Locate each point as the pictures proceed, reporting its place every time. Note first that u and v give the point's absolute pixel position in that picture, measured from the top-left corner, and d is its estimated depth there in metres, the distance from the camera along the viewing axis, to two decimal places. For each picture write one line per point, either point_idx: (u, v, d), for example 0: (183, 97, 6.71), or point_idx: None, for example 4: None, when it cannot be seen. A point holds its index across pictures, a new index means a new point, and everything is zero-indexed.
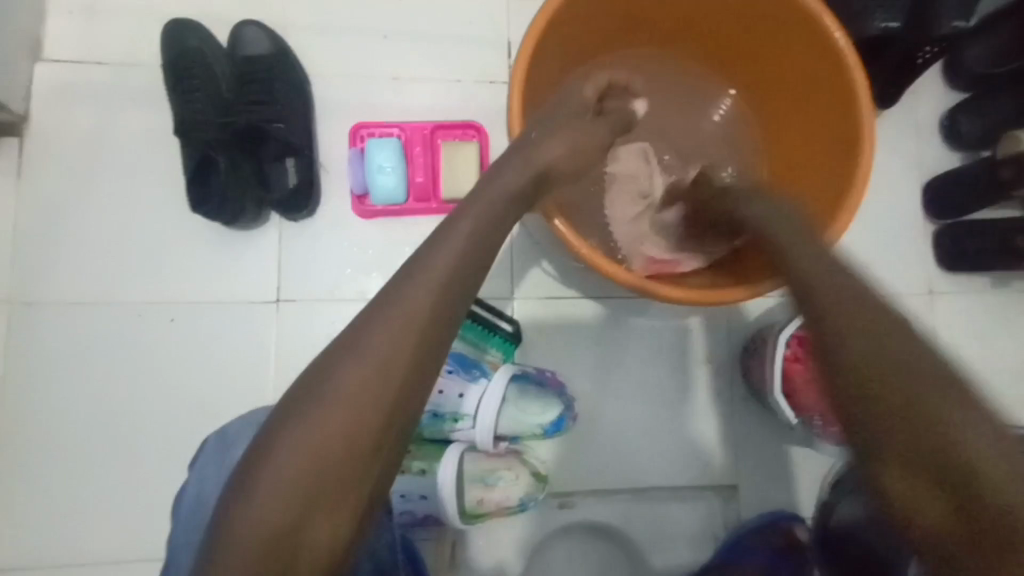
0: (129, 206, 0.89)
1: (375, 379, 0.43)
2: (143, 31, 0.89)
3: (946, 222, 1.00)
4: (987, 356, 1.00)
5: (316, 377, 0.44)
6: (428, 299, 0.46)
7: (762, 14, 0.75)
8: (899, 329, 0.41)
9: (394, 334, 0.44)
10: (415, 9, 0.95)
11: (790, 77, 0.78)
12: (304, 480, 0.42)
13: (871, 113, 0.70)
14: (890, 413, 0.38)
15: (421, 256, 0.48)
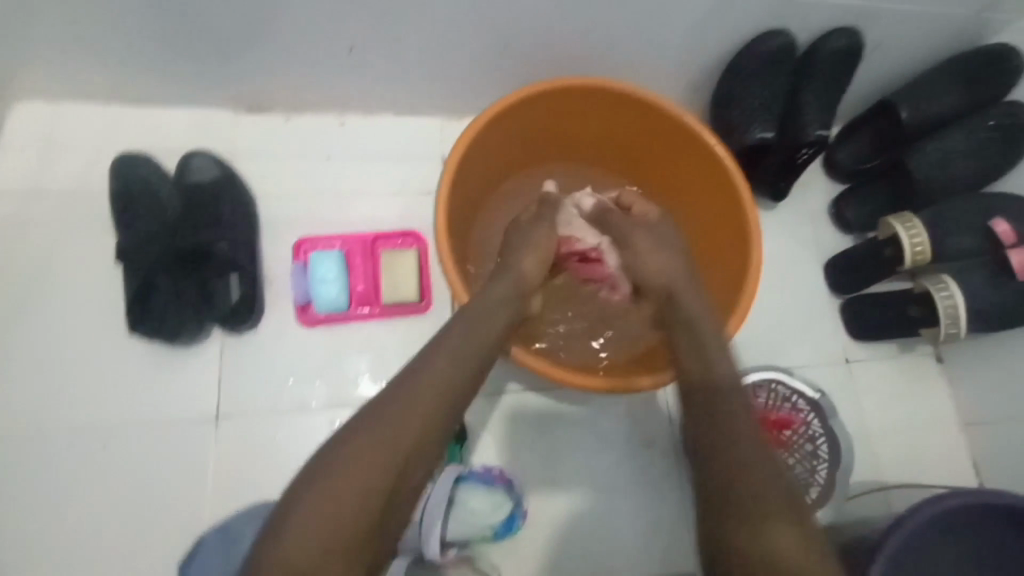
0: (67, 330, 0.89)
1: (379, 471, 0.52)
2: (94, 164, 0.95)
3: (849, 296, 1.10)
4: (908, 418, 1.07)
5: (329, 464, 0.53)
6: (437, 392, 0.58)
7: (655, 131, 0.86)
8: (758, 451, 0.56)
9: (413, 412, 0.56)
10: (357, 134, 1.05)
11: (687, 182, 0.88)
12: (308, 556, 0.49)
13: (755, 212, 0.80)
14: (737, 507, 0.52)
15: (434, 357, 0.61)
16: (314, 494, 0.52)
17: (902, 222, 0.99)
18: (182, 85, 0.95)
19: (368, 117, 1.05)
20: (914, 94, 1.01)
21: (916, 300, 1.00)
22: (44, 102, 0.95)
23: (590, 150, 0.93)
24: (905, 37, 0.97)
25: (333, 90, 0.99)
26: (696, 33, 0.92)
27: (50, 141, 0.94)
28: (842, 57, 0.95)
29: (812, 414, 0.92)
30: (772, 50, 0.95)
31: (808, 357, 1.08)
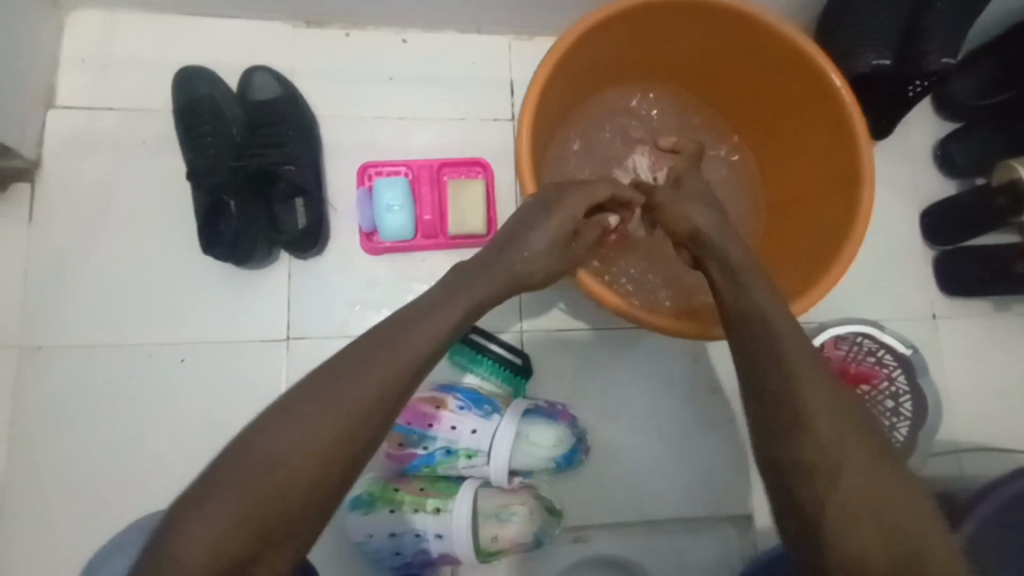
0: (139, 248, 0.89)
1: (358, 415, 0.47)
2: (154, 78, 0.92)
3: (945, 248, 1.01)
4: (995, 378, 1.01)
5: (291, 409, 0.47)
6: (415, 353, 0.51)
7: (758, 53, 0.77)
8: (824, 390, 0.49)
9: (385, 375, 0.49)
10: (419, 53, 0.98)
11: (786, 111, 0.80)
12: (261, 511, 0.44)
13: (870, 145, 0.72)
14: (827, 459, 0.46)
15: (411, 311, 0.53)
16: (285, 432, 0.46)
17: None
18: None
19: (431, 34, 0.98)
20: None
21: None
22: (102, 12, 0.91)
23: (681, 75, 0.84)
24: None
25: (395, 0, 0.91)
26: None
27: (109, 53, 0.91)
28: None
29: (899, 371, 0.88)
30: None
31: (893, 310, 1.01)
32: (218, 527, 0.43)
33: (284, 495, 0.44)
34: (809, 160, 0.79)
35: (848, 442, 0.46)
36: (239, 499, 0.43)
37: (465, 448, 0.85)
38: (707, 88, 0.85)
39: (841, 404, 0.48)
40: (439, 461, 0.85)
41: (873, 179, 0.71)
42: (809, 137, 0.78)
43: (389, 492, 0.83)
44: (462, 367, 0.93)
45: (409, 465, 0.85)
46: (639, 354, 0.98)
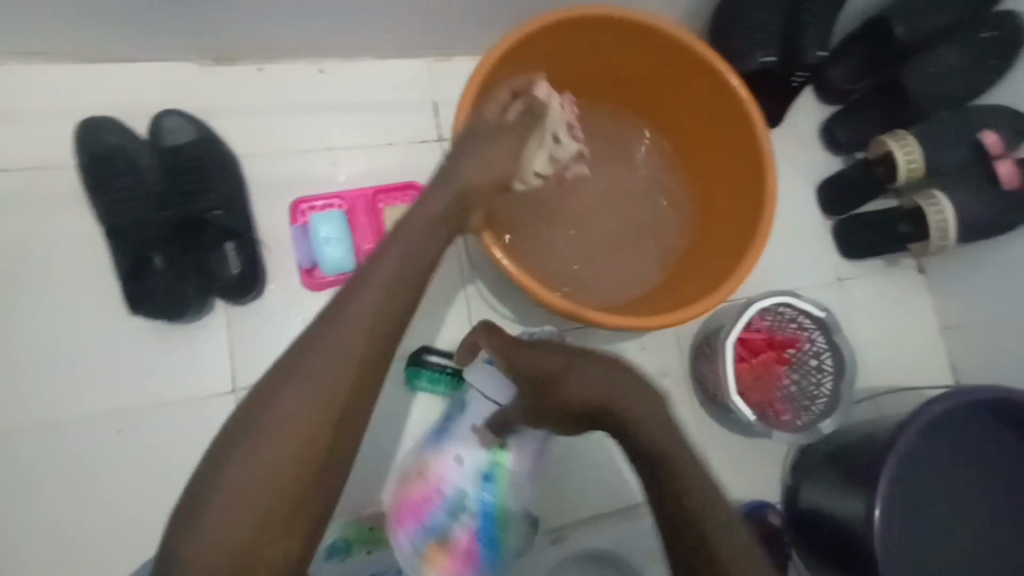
0: (55, 315, 0.83)
1: (324, 402, 0.52)
2: (51, 131, 0.85)
3: (840, 218, 1.14)
4: (894, 327, 1.14)
5: (263, 410, 0.51)
6: (364, 326, 0.54)
7: (661, 58, 0.83)
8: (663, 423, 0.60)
9: (339, 354, 0.53)
10: (338, 83, 0.97)
11: (695, 107, 0.86)
12: (250, 500, 0.49)
13: (768, 135, 0.79)
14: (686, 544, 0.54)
15: (358, 282, 0.56)
16: (262, 423, 0.51)
17: (896, 140, 1.02)
18: (139, 36, 0.84)
19: (347, 63, 0.98)
20: (906, 10, 1.01)
21: (906, 217, 1.05)
22: None
23: (599, 84, 0.89)
24: None
25: (309, 34, 0.91)
26: None
27: None
28: None
29: (817, 332, 0.97)
30: None
31: (805, 278, 1.12)
32: (219, 523, 0.49)
33: (268, 494, 0.50)
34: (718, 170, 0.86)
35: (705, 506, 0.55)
36: (229, 498, 0.49)
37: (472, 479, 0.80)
38: (623, 96, 0.91)
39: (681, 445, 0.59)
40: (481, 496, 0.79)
41: (775, 168, 0.79)
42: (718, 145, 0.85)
43: (364, 532, 0.86)
44: (422, 388, 0.93)
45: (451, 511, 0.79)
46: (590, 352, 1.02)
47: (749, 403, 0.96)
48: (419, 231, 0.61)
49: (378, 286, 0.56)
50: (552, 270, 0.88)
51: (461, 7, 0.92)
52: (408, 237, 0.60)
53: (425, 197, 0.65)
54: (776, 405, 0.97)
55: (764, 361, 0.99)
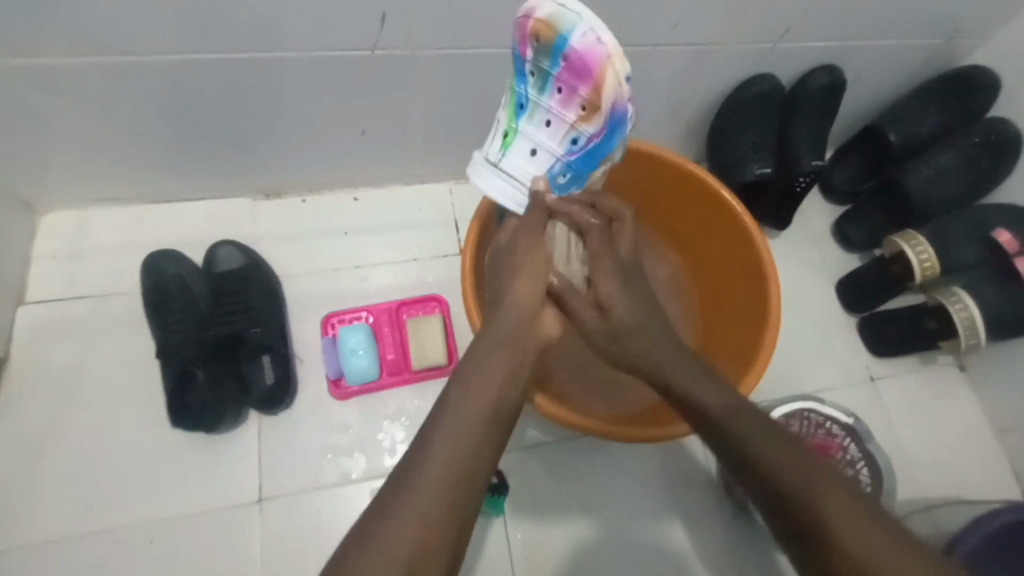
0: (107, 427, 0.90)
1: (450, 486, 0.51)
2: (124, 263, 0.99)
3: (863, 314, 1.12)
4: (940, 429, 1.08)
5: (382, 518, 0.48)
6: (462, 449, 0.54)
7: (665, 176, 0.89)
8: (782, 439, 0.58)
9: (437, 481, 0.51)
10: (371, 207, 1.09)
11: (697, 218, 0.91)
12: None
13: (765, 242, 0.83)
14: (823, 554, 0.49)
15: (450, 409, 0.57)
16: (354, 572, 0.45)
17: (907, 240, 1.02)
18: (205, 179, 0.99)
19: (379, 190, 1.10)
20: (897, 119, 1.07)
21: (932, 313, 1.02)
22: (73, 210, 1.00)
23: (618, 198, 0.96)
24: (880, 67, 1.04)
25: (347, 168, 1.04)
26: (681, 85, 0.99)
27: (80, 245, 0.98)
28: (824, 91, 1.01)
29: (848, 438, 0.91)
30: (759, 93, 1.02)
31: (833, 378, 1.09)
32: None
33: None
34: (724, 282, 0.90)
35: (820, 504, 0.51)
36: None
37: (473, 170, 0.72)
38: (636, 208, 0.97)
39: (790, 445, 0.57)
40: (521, 97, 0.69)
41: (777, 274, 0.82)
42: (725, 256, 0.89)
43: None
44: None
45: (545, 47, 0.65)
46: (610, 458, 1.00)
47: None
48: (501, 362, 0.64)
49: (470, 411, 0.57)
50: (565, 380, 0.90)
51: (477, 139, 1.04)
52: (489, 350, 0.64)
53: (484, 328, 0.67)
54: None
55: None
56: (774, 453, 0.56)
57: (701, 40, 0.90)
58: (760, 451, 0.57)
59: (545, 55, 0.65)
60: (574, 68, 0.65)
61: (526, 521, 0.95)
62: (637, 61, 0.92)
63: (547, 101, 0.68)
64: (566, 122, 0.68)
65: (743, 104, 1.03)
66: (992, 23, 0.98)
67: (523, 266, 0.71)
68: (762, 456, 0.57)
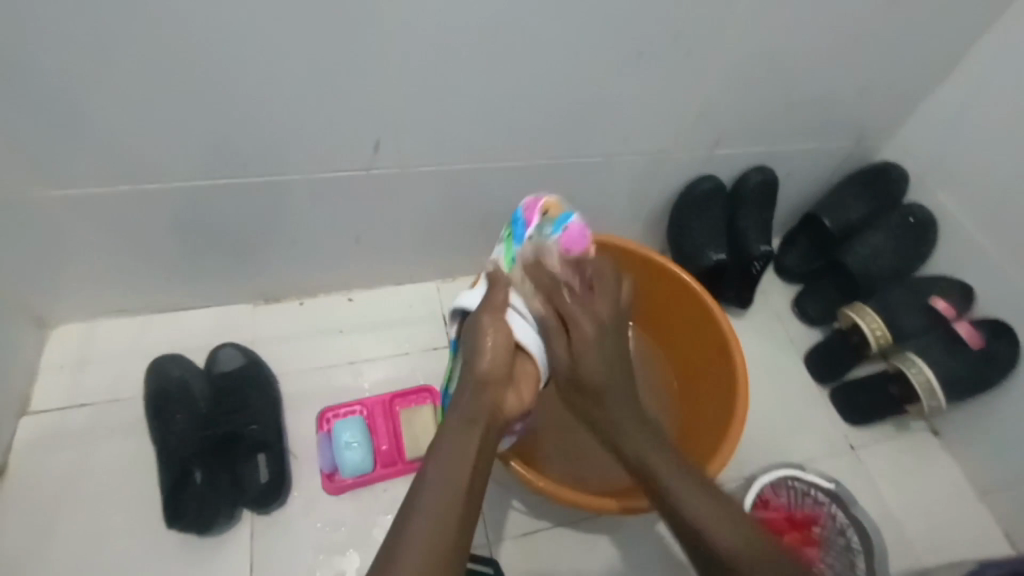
0: (97, 536, 0.89)
1: (434, 562, 0.55)
2: (128, 368, 1.04)
3: (832, 384, 1.19)
4: (924, 493, 1.10)
5: None
6: (428, 530, 0.57)
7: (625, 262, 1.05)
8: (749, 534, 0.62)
9: (420, 568, 0.55)
10: (364, 306, 1.17)
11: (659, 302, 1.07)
12: None
13: (725, 315, 0.97)
14: None
15: (419, 494, 0.61)
16: None
17: (857, 312, 1.13)
18: (213, 288, 1.08)
19: (372, 290, 1.19)
20: (830, 207, 1.21)
21: (893, 378, 1.09)
22: (85, 323, 1.06)
23: None
24: (807, 165, 1.21)
25: (343, 273, 1.14)
26: (637, 186, 1.14)
27: (88, 355, 1.04)
28: (763, 187, 1.17)
29: (835, 505, 0.96)
30: (705, 191, 1.16)
31: (814, 448, 1.13)
32: None
33: None
34: (695, 357, 1.03)
35: None
36: None
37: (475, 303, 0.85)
38: None
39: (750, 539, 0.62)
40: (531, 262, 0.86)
41: (739, 344, 0.94)
42: (698, 338, 1.02)
43: None
44: None
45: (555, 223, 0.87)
46: (607, 542, 1.00)
47: None
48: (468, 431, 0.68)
49: (438, 488, 0.61)
50: (564, 462, 0.97)
51: (461, 242, 1.15)
52: (461, 425, 0.69)
53: (454, 401, 0.72)
54: None
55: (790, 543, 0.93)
56: (713, 519, 0.64)
57: (647, 151, 1.07)
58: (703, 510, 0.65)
59: (548, 224, 0.86)
60: (570, 236, 0.82)
61: None
62: (595, 170, 1.07)
63: None
64: None
65: (693, 200, 1.17)
66: (891, 125, 1.17)
67: (492, 325, 0.79)
68: (723, 537, 0.62)
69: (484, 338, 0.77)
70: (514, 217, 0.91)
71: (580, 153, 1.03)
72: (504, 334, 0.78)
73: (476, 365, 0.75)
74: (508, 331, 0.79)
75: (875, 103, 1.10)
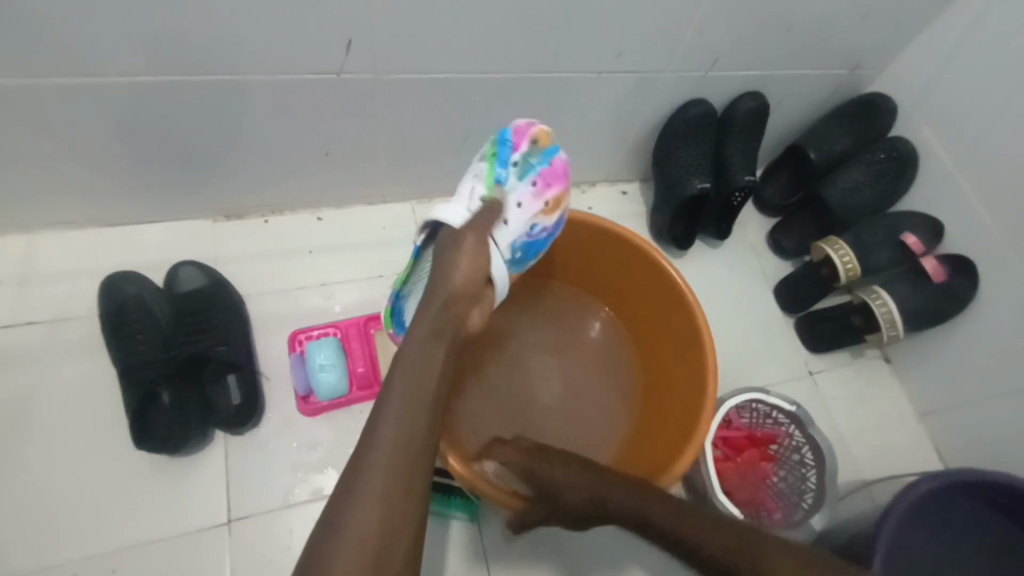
0: (61, 458, 0.86)
1: (409, 435, 0.55)
2: (80, 287, 0.96)
3: (799, 314, 1.23)
4: (871, 415, 1.18)
5: (351, 480, 0.52)
6: (401, 408, 0.56)
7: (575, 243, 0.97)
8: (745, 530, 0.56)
9: (398, 441, 0.54)
10: (334, 227, 1.11)
11: (612, 279, 0.99)
12: None
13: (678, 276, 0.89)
14: None
15: (393, 375, 0.59)
16: (339, 535, 0.49)
17: (831, 246, 1.15)
18: (168, 201, 0.99)
19: (343, 210, 1.13)
20: (815, 138, 1.20)
21: (857, 310, 1.14)
22: (23, 236, 0.97)
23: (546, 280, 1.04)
24: (798, 93, 1.17)
25: (311, 189, 1.06)
26: (625, 108, 1.09)
27: (31, 272, 0.95)
28: (752, 114, 1.13)
29: (792, 425, 1.02)
30: (695, 115, 1.12)
31: (778, 374, 1.18)
32: None
33: None
34: (657, 332, 0.96)
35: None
36: None
37: (460, 218, 0.79)
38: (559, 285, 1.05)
39: (743, 526, 0.57)
40: (499, 176, 0.82)
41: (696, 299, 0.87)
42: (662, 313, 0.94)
43: None
44: None
45: (539, 149, 0.84)
46: None
47: (739, 502, 0.96)
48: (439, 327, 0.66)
49: (408, 373, 0.59)
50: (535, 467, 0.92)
51: (439, 160, 1.09)
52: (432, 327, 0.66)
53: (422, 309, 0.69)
54: (767, 504, 0.97)
55: (747, 459, 1.01)
56: (721, 543, 0.56)
57: (641, 68, 1.00)
58: (706, 529, 0.58)
59: (534, 155, 0.84)
60: (550, 173, 0.85)
61: (501, 526, 0.97)
62: (586, 86, 1.01)
63: (519, 185, 0.82)
64: (531, 210, 0.83)
65: (682, 125, 1.13)
66: (886, 53, 1.13)
67: (472, 249, 0.74)
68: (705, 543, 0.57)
69: (462, 258, 0.73)
70: (501, 136, 0.83)
71: (570, 66, 0.96)
72: (477, 254, 0.74)
73: (452, 278, 0.72)
74: (488, 259, 0.75)
75: (875, 28, 1.05)
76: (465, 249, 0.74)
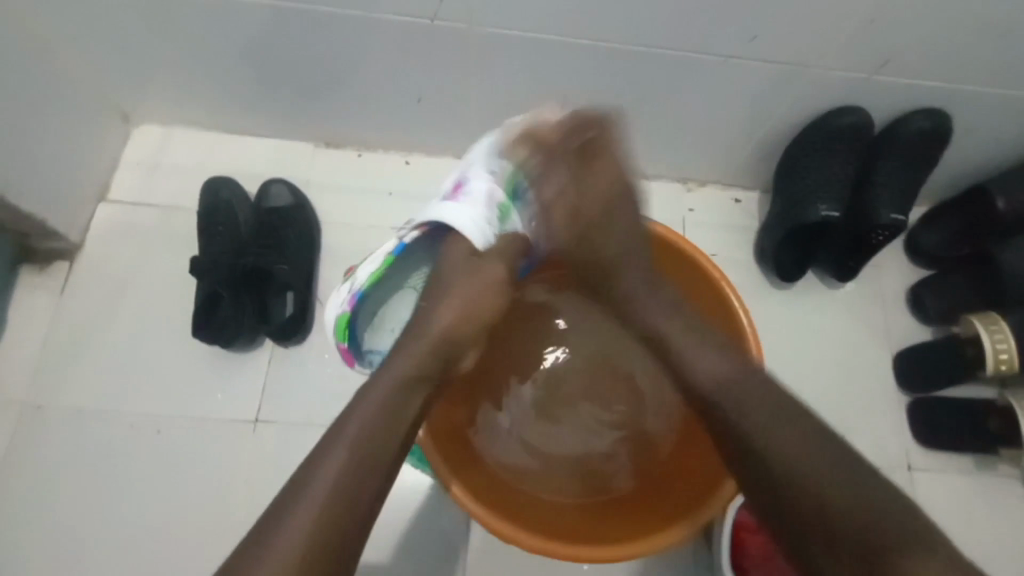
0: (144, 326, 1.00)
1: (369, 446, 0.57)
2: (192, 183, 1.08)
3: (917, 395, 1.00)
4: (978, 541, 0.94)
5: (303, 488, 0.54)
6: (367, 419, 0.58)
7: None
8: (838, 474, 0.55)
9: (354, 447, 0.56)
10: (419, 174, 1.11)
11: None
12: None
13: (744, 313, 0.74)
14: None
15: (369, 389, 0.62)
16: (277, 538, 0.51)
17: (985, 322, 0.91)
18: (276, 119, 1.06)
19: (432, 159, 1.12)
20: (1010, 183, 0.93)
21: (997, 413, 0.92)
22: (162, 127, 1.10)
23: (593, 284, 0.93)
24: (1003, 122, 0.90)
25: (403, 132, 1.07)
26: (755, 103, 0.92)
27: (161, 161, 1.09)
28: (926, 137, 0.89)
29: None
30: (844, 126, 0.90)
31: (863, 455, 0.98)
32: None
33: None
34: None
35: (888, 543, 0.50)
36: None
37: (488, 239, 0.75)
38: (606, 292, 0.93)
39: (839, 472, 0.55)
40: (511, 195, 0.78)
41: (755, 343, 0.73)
42: None
43: None
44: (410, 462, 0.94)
45: None
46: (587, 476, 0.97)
47: None
48: (429, 346, 0.67)
49: (384, 390, 0.61)
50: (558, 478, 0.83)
51: None
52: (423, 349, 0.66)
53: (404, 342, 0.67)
54: None
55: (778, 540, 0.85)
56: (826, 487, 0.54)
57: (782, 58, 0.83)
58: (807, 464, 0.56)
59: None
60: None
61: None
62: (708, 71, 0.87)
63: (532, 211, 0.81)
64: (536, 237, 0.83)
65: (824, 134, 0.92)
66: None
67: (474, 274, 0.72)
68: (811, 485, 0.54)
69: (456, 296, 0.71)
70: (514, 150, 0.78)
71: (692, 44, 0.82)
72: (481, 281, 0.73)
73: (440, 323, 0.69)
74: (489, 283, 0.73)
75: None
76: (461, 284, 0.71)
